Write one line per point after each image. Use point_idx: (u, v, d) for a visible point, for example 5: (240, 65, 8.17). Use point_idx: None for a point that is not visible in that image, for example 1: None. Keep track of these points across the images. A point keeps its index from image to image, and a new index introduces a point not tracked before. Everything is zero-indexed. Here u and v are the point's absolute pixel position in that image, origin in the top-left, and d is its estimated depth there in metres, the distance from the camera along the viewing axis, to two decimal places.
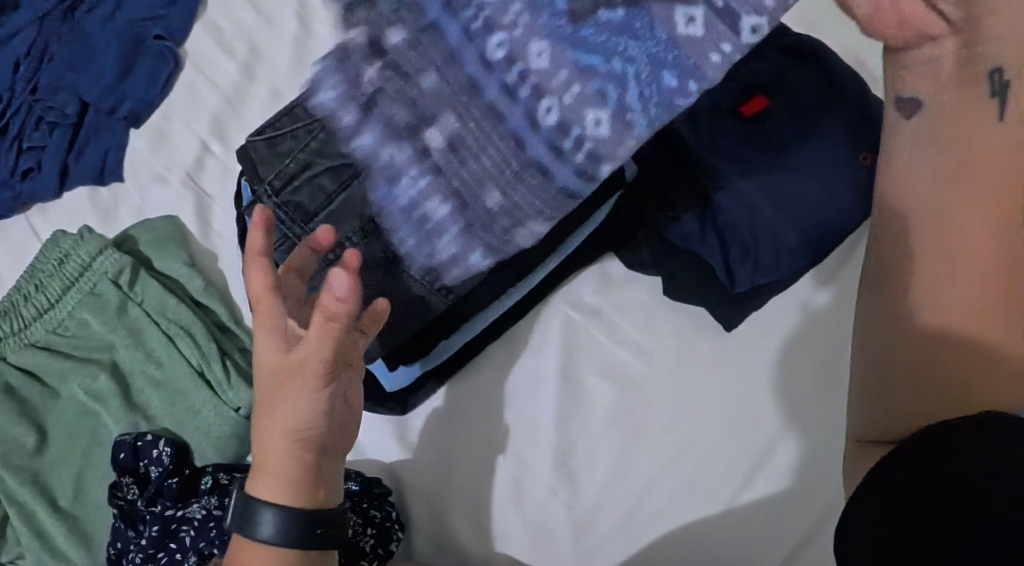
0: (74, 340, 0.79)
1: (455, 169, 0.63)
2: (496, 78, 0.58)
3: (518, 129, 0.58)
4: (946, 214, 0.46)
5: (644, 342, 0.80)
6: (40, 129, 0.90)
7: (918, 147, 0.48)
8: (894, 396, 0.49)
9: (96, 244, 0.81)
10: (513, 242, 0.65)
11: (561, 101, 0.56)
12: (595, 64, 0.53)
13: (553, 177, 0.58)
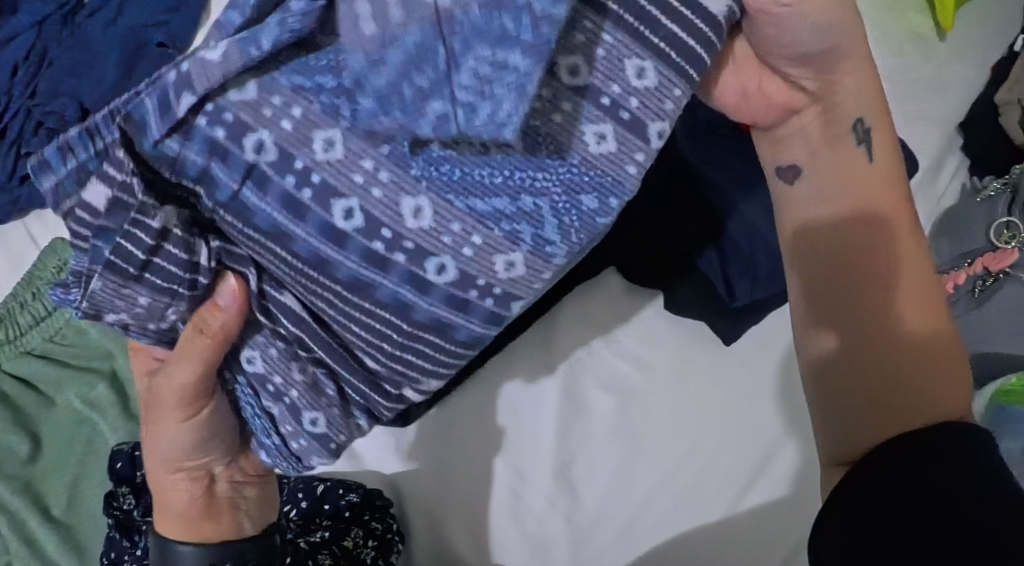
0: (71, 349, 0.79)
1: (315, 357, 0.53)
2: (274, 194, 0.47)
3: (305, 254, 0.49)
4: (854, 226, 0.57)
5: (644, 355, 0.80)
6: (39, 135, 0.92)
7: (813, 188, 0.58)
8: (844, 394, 0.56)
9: None
10: (346, 413, 0.56)
11: (371, 199, 0.48)
12: (484, 206, 0.49)
13: (411, 314, 0.51)
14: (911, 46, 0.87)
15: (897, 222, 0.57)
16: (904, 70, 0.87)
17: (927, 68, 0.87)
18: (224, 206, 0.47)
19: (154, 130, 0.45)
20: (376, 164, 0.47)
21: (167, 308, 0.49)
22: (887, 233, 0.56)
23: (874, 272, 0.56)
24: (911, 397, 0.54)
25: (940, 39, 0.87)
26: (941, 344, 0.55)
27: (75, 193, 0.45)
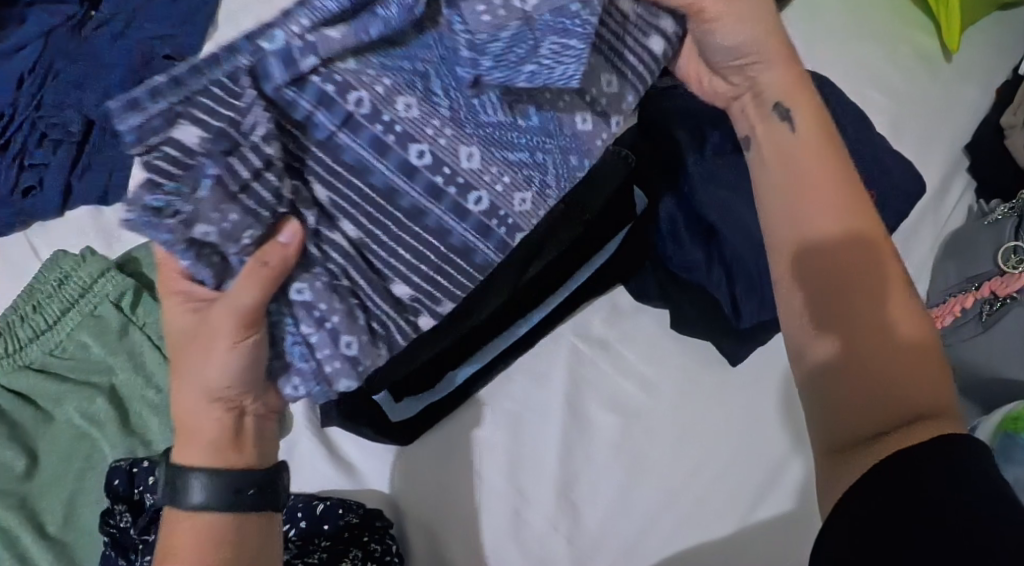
0: (72, 362, 0.78)
1: (356, 288, 0.54)
2: (364, 138, 0.51)
3: (379, 185, 0.53)
4: (814, 222, 0.58)
5: (650, 375, 0.78)
6: (43, 146, 0.90)
7: (793, 186, 0.59)
8: (835, 397, 0.55)
9: (98, 265, 0.79)
10: (377, 344, 0.56)
11: (436, 142, 0.53)
12: (511, 149, 0.56)
13: (447, 237, 0.56)
14: (917, 67, 0.88)
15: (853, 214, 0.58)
16: (911, 88, 0.87)
17: (933, 89, 0.87)
18: (319, 143, 0.51)
19: (279, 78, 0.48)
20: (433, 118, 0.53)
21: (247, 230, 0.48)
22: (844, 224, 0.57)
23: (839, 267, 0.57)
24: (898, 395, 0.54)
25: (946, 61, 0.88)
26: (917, 335, 0.56)
27: (165, 132, 0.46)
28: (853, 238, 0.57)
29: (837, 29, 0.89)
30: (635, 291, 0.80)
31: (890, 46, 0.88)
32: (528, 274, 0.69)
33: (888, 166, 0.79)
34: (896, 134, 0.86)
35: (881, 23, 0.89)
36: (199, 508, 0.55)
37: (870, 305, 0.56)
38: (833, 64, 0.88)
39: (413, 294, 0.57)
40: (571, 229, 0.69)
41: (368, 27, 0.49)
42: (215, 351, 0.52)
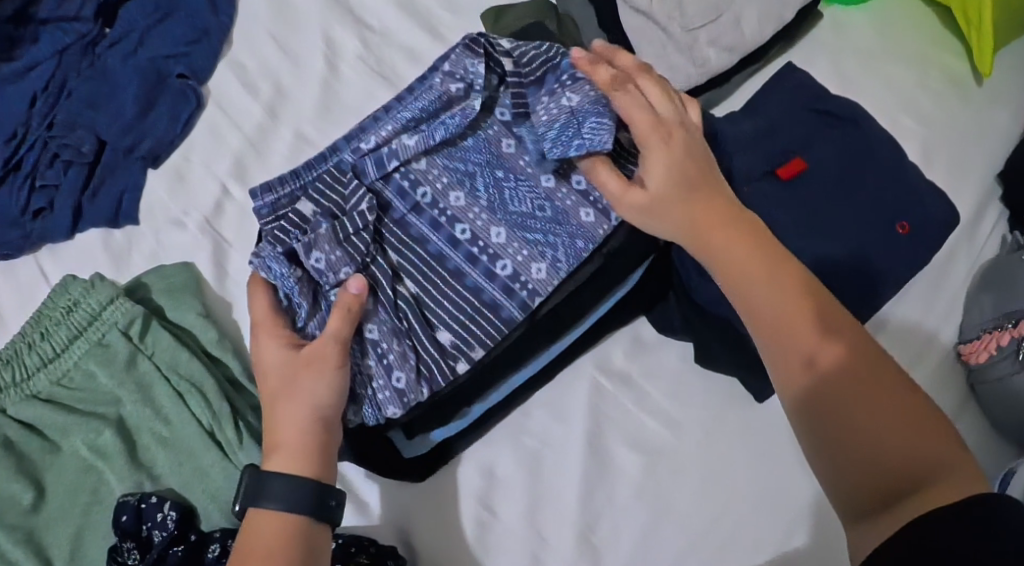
0: (80, 392, 0.76)
1: (410, 332, 0.69)
2: (425, 219, 0.72)
3: (433, 253, 0.71)
4: (779, 308, 0.62)
5: (674, 413, 0.76)
6: (54, 167, 0.87)
7: (757, 276, 0.63)
8: (854, 462, 0.57)
9: (107, 292, 0.77)
10: (421, 381, 0.68)
11: (475, 224, 0.72)
12: (529, 230, 0.71)
13: (480, 294, 0.70)
14: (951, 91, 0.84)
15: (804, 295, 0.62)
16: (943, 111, 0.84)
17: (968, 113, 0.84)
18: (395, 222, 0.72)
19: (371, 174, 0.72)
20: (474, 207, 0.72)
21: (344, 266, 0.68)
22: (799, 304, 0.62)
23: (809, 345, 0.60)
24: (911, 453, 0.55)
25: (978, 85, 0.85)
26: (911, 393, 0.58)
27: (305, 206, 0.69)
28: (811, 316, 0.61)
29: (866, 52, 0.86)
30: (659, 322, 0.78)
31: (920, 71, 0.85)
32: (544, 308, 0.70)
33: (922, 196, 0.76)
34: (928, 161, 0.82)
35: (914, 43, 0.86)
36: (284, 510, 0.62)
37: (851, 371, 0.59)
38: (864, 86, 0.85)
39: (453, 339, 0.70)
40: (584, 266, 0.71)
41: (434, 134, 0.72)
42: (301, 379, 0.65)
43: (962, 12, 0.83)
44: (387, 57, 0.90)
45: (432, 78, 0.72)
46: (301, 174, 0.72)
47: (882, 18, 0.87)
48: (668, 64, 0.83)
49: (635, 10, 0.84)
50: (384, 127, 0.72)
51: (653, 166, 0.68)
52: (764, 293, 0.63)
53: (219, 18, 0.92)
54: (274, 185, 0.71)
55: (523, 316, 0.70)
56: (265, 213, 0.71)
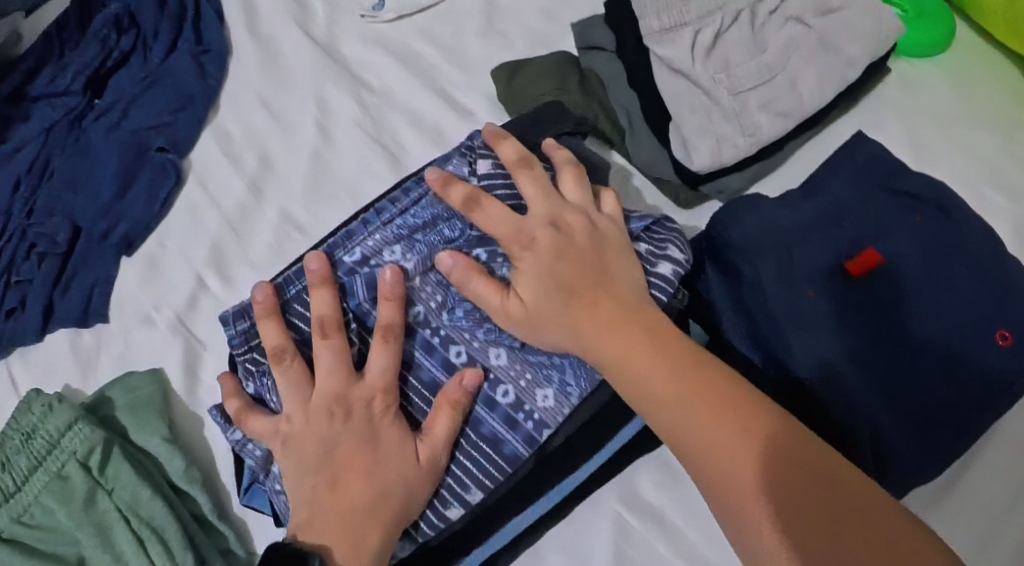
0: (40, 532, 0.66)
1: None
2: (416, 342, 0.62)
3: (426, 382, 0.62)
4: (694, 420, 0.54)
5: (717, 562, 0.62)
6: (29, 258, 0.78)
7: (695, 411, 0.54)
8: None
9: (66, 416, 0.68)
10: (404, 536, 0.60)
11: (471, 345, 0.62)
12: (534, 349, 0.61)
13: (479, 427, 0.61)
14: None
15: (716, 395, 0.54)
16: None
17: None
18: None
19: (359, 295, 0.62)
20: (469, 324, 0.62)
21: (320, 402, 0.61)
22: (720, 410, 0.54)
23: (744, 465, 0.52)
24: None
25: None
26: (858, 489, 0.51)
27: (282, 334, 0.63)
28: (728, 423, 0.53)
29: (941, 113, 0.73)
30: None
31: (1007, 135, 0.72)
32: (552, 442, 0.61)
33: None
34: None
35: (992, 101, 0.73)
36: None
37: (794, 487, 0.51)
38: (943, 155, 0.71)
39: (448, 482, 0.60)
40: (601, 389, 0.61)
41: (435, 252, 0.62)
42: (408, 472, 0.59)
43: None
44: (385, 120, 0.78)
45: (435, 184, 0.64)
46: (282, 290, 0.63)
47: (960, 72, 0.75)
48: (713, 136, 0.69)
49: (676, 70, 0.71)
50: (371, 240, 0.63)
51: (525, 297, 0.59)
52: (675, 402, 0.55)
53: (206, 82, 0.82)
54: (248, 311, 0.62)
55: (529, 452, 0.60)
56: (237, 344, 0.62)
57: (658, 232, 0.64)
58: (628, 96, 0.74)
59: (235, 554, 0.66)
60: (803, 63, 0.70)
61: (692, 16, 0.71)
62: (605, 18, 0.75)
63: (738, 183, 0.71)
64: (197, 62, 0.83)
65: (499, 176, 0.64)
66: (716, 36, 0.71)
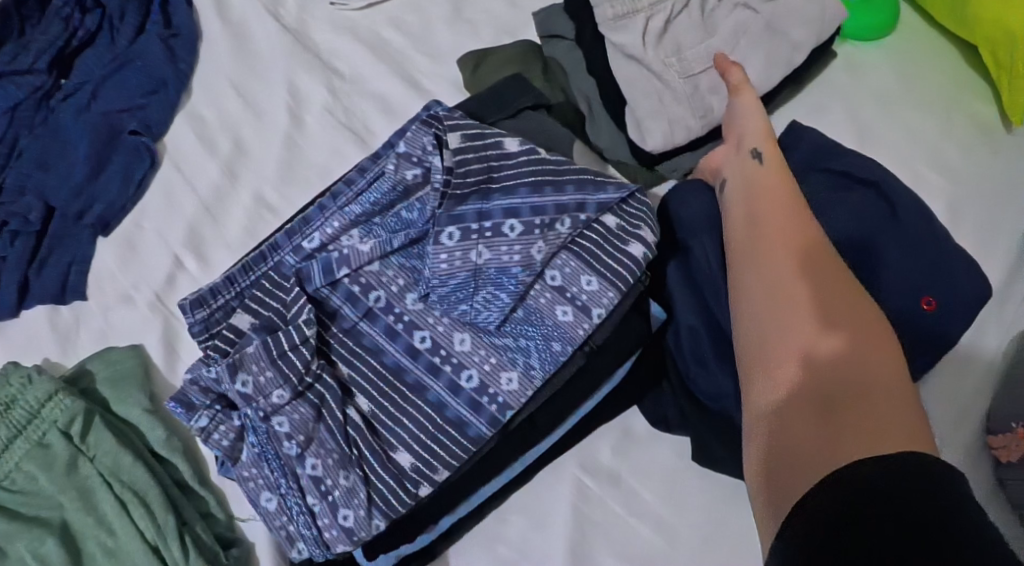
0: (22, 496, 0.69)
1: (362, 460, 0.59)
2: (380, 326, 0.62)
3: (389, 365, 0.61)
4: (761, 215, 0.66)
5: (668, 518, 0.67)
6: (1, 236, 0.80)
7: (780, 274, 0.62)
8: (799, 362, 0.58)
9: (47, 387, 0.70)
10: (372, 513, 0.58)
11: (436, 330, 0.61)
12: (496, 332, 0.61)
13: (443, 410, 0.60)
14: (977, 142, 0.76)
15: (800, 217, 0.65)
16: (967, 163, 0.76)
17: (996, 166, 0.75)
18: (345, 332, 0.62)
19: (317, 281, 0.62)
20: (434, 309, 0.62)
21: (276, 388, 0.58)
22: (791, 221, 0.65)
23: (789, 259, 0.63)
24: (852, 382, 0.56)
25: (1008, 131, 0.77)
26: (877, 337, 0.59)
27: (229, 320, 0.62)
28: (794, 230, 0.64)
29: (882, 95, 0.79)
30: (652, 414, 0.69)
31: (943, 119, 0.78)
32: (517, 418, 0.61)
33: (953, 267, 0.67)
34: (956, 220, 0.73)
35: (932, 83, 0.79)
36: None
37: (817, 292, 0.61)
38: (885, 139, 0.77)
39: (414, 461, 0.59)
40: (562, 369, 0.61)
41: (392, 237, 0.62)
42: None
43: (993, 54, 0.76)
44: (357, 109, 0.81)
45: (388, 164, 0.64)
46: (236, 280, 0.63)
47: (901, 57, 0.81)
48: (666, 118, 0.73)
49: (629, 55, 0.75)
50: (330, 228, 0.63)
51: (721, 159, 0.71)
52: (754, 206, 0.66)
53: (178, 66, 0.84)
54: (206, 299, 0.62)
55: (493, 432, 0.59)
56: (196, 331, 0.62)
57: (631, 207, 0.62)
58: (588, 83, 0.78)
59: (217, 517, 0.68)
60: (751, 46, 0.75)
61: (642, 5, 0.76)
62: (566, 9, 0.80)
63: (690, 161, 0.75)
64: (167, 46, 0.85)
65: (469, 151, 0.63)
66: (666, 23, 0.77)
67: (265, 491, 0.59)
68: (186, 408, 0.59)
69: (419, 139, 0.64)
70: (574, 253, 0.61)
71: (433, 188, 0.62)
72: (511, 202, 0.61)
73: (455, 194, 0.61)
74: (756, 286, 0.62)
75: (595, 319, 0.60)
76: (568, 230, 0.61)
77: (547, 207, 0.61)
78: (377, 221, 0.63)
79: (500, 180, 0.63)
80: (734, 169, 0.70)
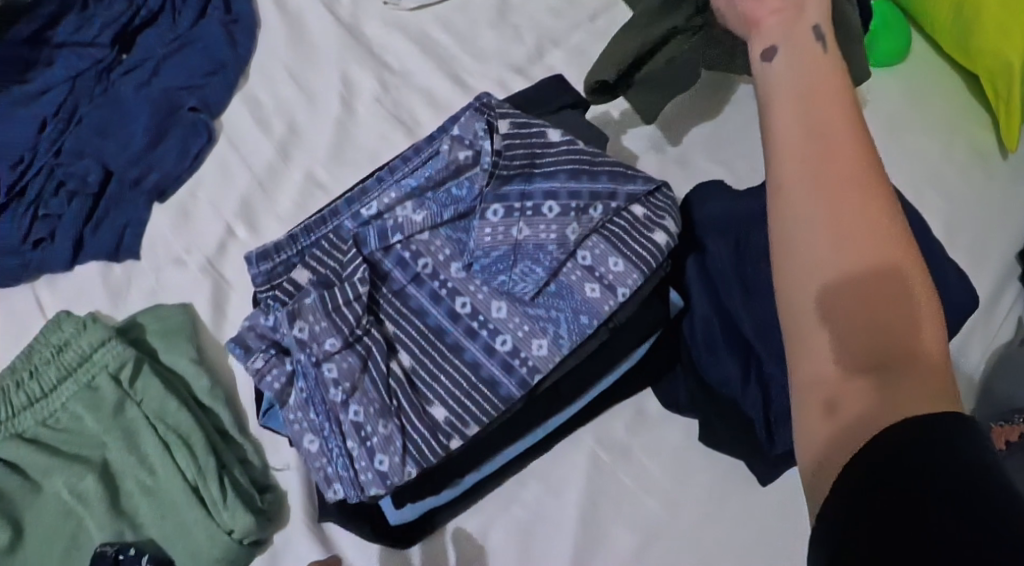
0: (66, 434, 0.73)
1: (400, 412, 0.63)
2: (426, 291, 0.67)
3: (432, 327, 0.66)
4: (793, 122, 0.50)
5: (673, 493, 0.72)
6: (58, 195, 0.85)
7: (809, 199, 0.47)
8: (826, 311, 0.46)
9: (101, 333, 0.75)
10: (406, 461, 0.62)
11: (476, 297, 0.66)
12: (530, 303, 0.65)
13: (478, 370, 0.64)
14: (975, 163, 0.86)
15: (837, 118, 0.49)
16: (966, 185, 0.85)
17: (992, 194, 0.85)
18: (393, 293, 0.67)
19: (372, 244, 0.67)
20: (475, 278, 0.66)
21: (329, 337, 0.63)
22: (824, 120, 0.49)
23: (819, 177, 0.47)
24: (882, 327, 0.45)
25: (1004, 157, 0.87)
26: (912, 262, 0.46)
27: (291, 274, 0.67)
28: (828, 137, 0.48)
29: (892, 120, 0.88)
30: (666, 397, 0.74)
31: (944, 141, 0.88)
32: (543, 384, 0.65)
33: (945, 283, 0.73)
34: (953, 236, 0.83)
35: (938, 110, 0.89)
36: None
37: (843, 216, 0.47)
38: (893, 159, 0.87)
39: (448, 415, 0.63)
40: (587, 342, 0.65)
41: (442, 210, 0.67)
42: None
43: (990, 83, 0.86)
44: (405, 100, 0.86)
45: (442, 145, 0.69)
46: (298, 239, 0.69)
47: (909, 83, 0.90)
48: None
49: None
50: (387, 199, 0.68)
51: (772, 35, 0.56)
52: (792, 113, 0.50)
53: (237, 52, 0.90)
54: (271, 253, 0.68)
55: (521, 393, 0.64)
56: (260, 282, 0.69)
57: (657, 200, 0.67)
58: None
59: (253, 464, 0.73)
60: None
61: None
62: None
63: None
64: (227, 31, 0.91)
65: (516, 138, 0.68)
66: None
67: (309, 433, 0.64)
68: (244, 350, 0.65)
69: (472, 125, 0.68)
70: (606, 236, 0.66)
71: (482, 169, 0.66)
72: (551, 185, 0.66)
73: (502, 175, 0.66)
74: (791, 225, 0.48)
75: (621, 296, 0.64)
76: (599, 215, 0.66)
77: (583, 192, 0.66)
78: (429, 196, 0.68)
79: (543, 165, 0.67)
80: (783, 62, 0.54)
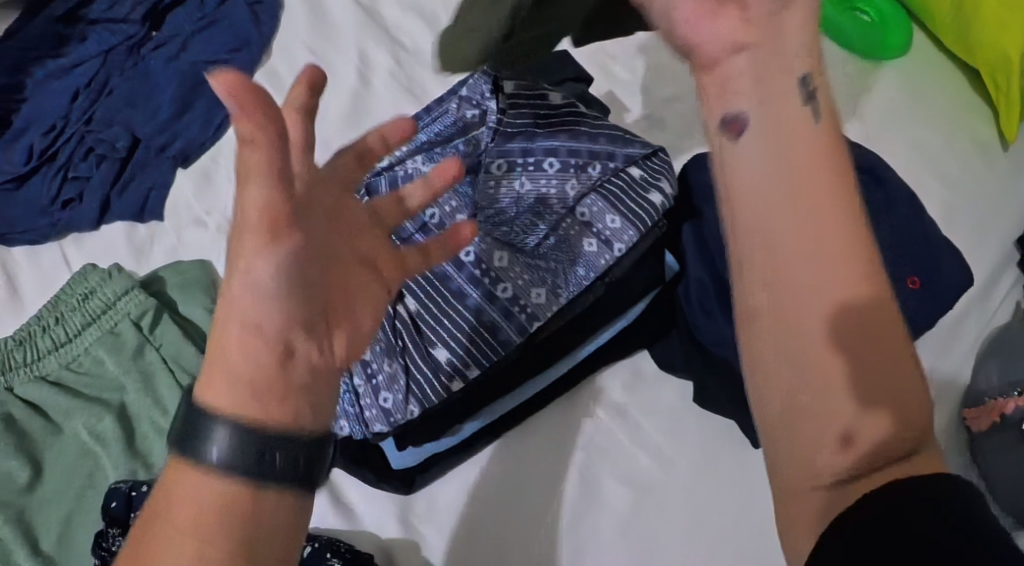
0: (87, 378, 0.77)
1: (404, 352, 0.67)
2: None
3: (437, 274, 0.68)
4: (782, 183, 0.43)
5: (666, 449, 0.74)
6: (87, 160, 0.89)
7: (809, 274, 0.42)
8: (805, 388, 0.42)
9: (124, 283, 0.79)
10: (409, 400, 0.66)
11: (479, 246, 0.68)
12: (531, 255, 0.69)
13: (479, 315, 0.67)
14: (973, 157, 0.86)
15: (828, 180, 0.42)
16: (963, 172, 0.86)
17: (993, 181, 0.85)
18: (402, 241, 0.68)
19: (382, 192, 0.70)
20: (480, 230, 0.69)
21: None
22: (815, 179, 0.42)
23: (815, 248, 0.42)
24: (880, 399, 0.41)
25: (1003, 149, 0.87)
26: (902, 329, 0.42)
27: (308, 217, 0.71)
28: (821, 202, 0.42)
29: (890, 113, 0.89)
30: (660, 358, 0.77)
31: (944, 130, 0.88)
32: (542, 334, 0.68)
33: (941, 263, 0.74)
34: (949, 219, 0.83)
35: (939, 101, 0.90)
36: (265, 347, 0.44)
37: (843, 287, 0.41)
38: (890, 145, 0.88)
39: (451, 358, 0.66)
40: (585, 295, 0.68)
41: None
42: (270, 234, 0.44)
43: (988, 69, 0.87)
44: (419, 77, 0.90)
45: (451, 105, 0.73)
46: None
47: (909, 76, 0.91)
48: None
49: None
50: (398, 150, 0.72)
51: (741, 86, 0.44)
52: (769, 177, 0.43)
53: (261, 29, 0.94)
54: None
55: (520, 339, 0.67)
56: None
57: (654, 163, 0.70)
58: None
59: None
60: None
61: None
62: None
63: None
64: (252, 12, 0.96)
65: (521, 99, 0.73)
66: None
67: None
68: None
69: (479, 89, 0.73)
70: (604, 193, 0.69)
71: (487, 127, 0.72)
72: (554, 144, 0.71)
73: (506, 132, 0.72)
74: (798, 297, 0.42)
75: (618, 250, 0.68)
76: (597, 173, 0.70)
77: (582, 151, 0.70)
78: (439, 151, 0.71)
79: (546, 127, 0.72)
80: (756, 137, 0.43)
